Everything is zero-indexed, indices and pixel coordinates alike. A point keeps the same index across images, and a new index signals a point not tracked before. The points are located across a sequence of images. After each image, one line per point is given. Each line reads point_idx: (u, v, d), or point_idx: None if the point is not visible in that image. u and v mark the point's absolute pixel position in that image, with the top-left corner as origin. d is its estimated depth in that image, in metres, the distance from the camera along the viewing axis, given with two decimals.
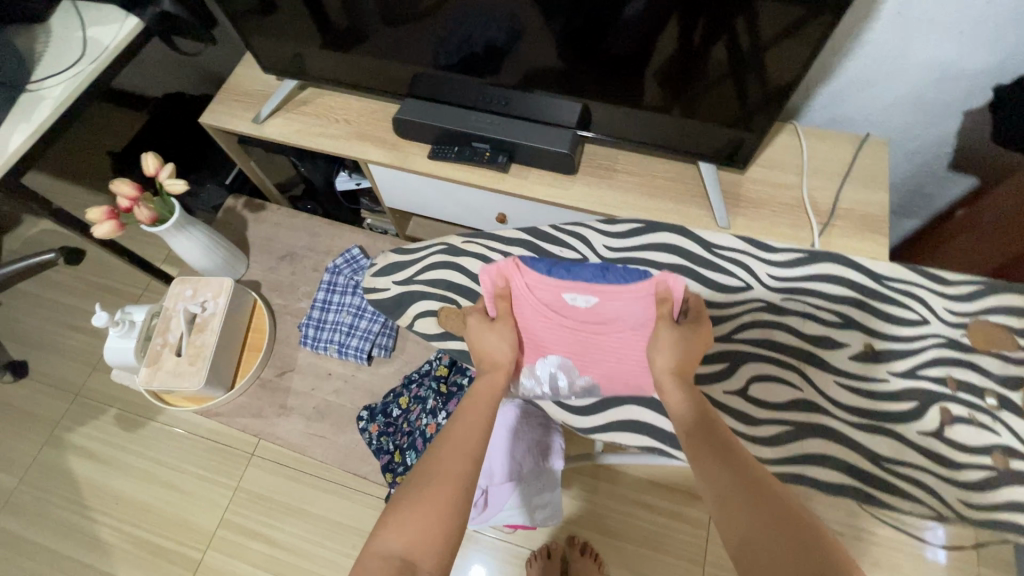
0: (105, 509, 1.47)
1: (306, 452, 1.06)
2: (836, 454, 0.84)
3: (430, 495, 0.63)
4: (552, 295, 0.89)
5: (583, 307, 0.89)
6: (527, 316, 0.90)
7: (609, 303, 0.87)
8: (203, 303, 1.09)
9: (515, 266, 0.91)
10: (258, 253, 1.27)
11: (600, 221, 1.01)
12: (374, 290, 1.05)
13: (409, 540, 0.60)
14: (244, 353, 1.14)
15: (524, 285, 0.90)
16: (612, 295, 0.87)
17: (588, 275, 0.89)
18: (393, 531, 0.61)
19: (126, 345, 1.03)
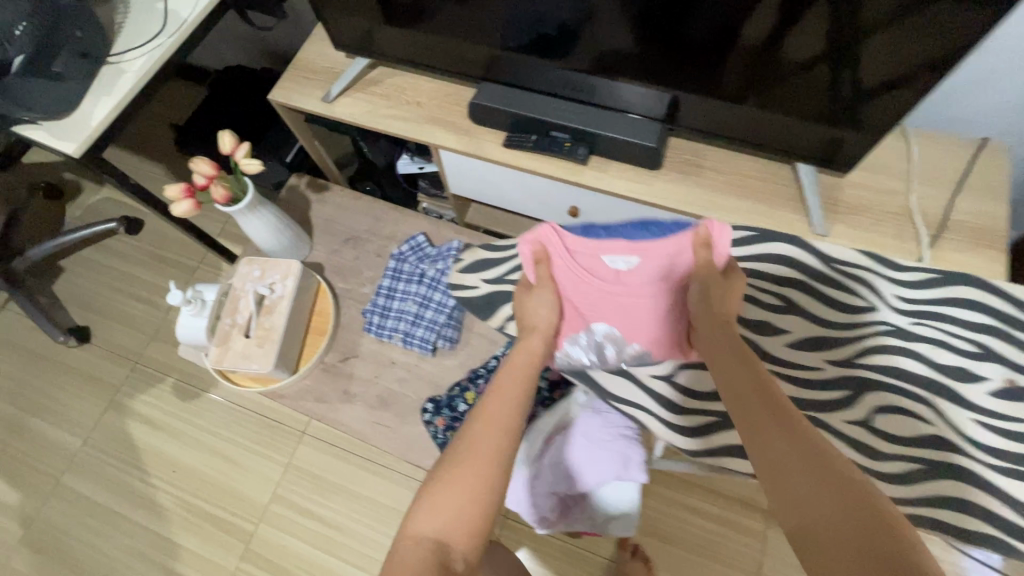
0: (163, 475, 1.51)
1: (369, 440, 1.06)
2: (966, 496, 0.80)
3: (462, 471, 0.64)
4: (595, 256, 0.92)
5: (627, 265, 0.91)
6: (566, 282, 0.94)
7: (652, 258, 0.89)
8: (272, 284, 1.08)
9: (553, 231, 0.93)
10: (322, 234, 1.26)
11: (705, 226, 0.98)
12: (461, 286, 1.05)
13: (444, 520, 0.60)
14: (308, 336, 1.13)
15: (568, 247, 0.93)
16: (654, 249, 0.88)
17: (626, 231, 0.91)
18: (425, 509, 0.61)
19: (197, 323, 1.03)
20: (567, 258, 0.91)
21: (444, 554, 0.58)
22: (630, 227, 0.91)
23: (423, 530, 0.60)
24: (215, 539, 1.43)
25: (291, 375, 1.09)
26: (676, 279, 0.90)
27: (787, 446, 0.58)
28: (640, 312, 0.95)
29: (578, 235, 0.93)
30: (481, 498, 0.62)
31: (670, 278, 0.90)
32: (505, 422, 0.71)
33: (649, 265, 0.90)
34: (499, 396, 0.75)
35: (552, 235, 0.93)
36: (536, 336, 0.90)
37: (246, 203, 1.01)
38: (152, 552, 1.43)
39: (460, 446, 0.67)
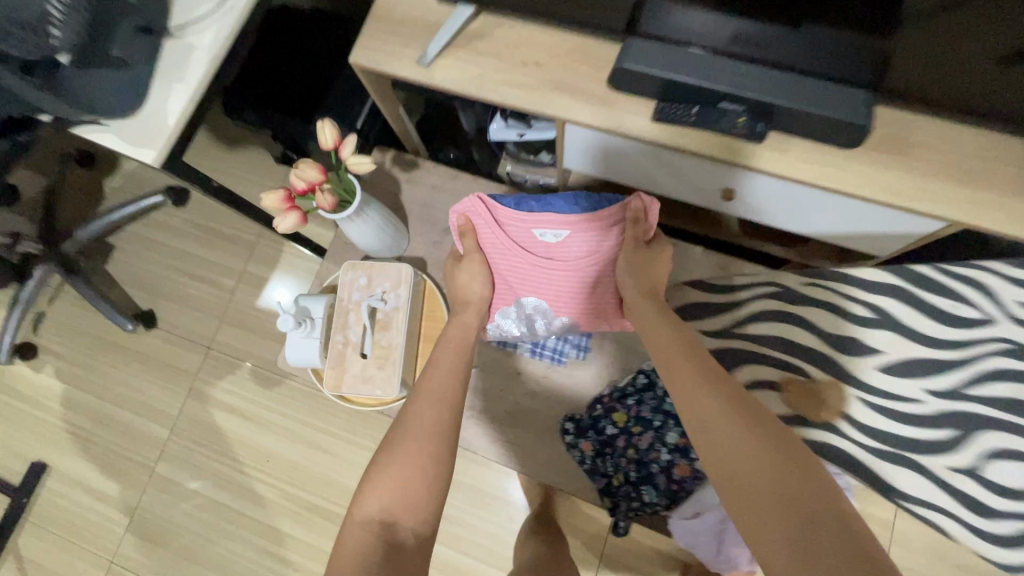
0: (258, 464, 1.49)
1: (501, 461, 0.98)
2: None
3: (402, 457, 0.79)
4: (528, 228, 0.98)
5: (557, 239, 0.98)
6: (499, 251, 1.00)
7: (582, 229, 0.97)
8: (382, 293, 0.94)
9: (481, 202, 0.98)
10: (421, 223, 1.10)
11: (1006, 267, 1.05)
12: None
13: (387, 499, 0.75)
14: (421, 345, 1.02)
15: (501, 223, 0.99)
16: (584, 223, 0.97)
17: (554, 206, 0.98)
18: (373, 492, 0.76)
19: (307, 344, 0.91)
20: (497, 228, 0.97)
21: (389, 524, 0.73)
22: (556, 201, 0.98)
23: (368, 512, 0.74)
24: (321, 528, 1.43)
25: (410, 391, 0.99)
26: (604, 254, 0.98)
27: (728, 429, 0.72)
28: (569, 281, 0.98)
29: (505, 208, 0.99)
30: (414, 480, 0.77)
31: (597, 252, 0.98)
32: (431, 413, 0.85)
33: (579, 237, 0.98)
34: (426, 387, 0.88)
35: (480, 214, 0.99)
36: (472, 309, 0.96)
37: (353, 207, 0.84)
38: (260, 539, 1.44)
39: (398, 437, 0.82)
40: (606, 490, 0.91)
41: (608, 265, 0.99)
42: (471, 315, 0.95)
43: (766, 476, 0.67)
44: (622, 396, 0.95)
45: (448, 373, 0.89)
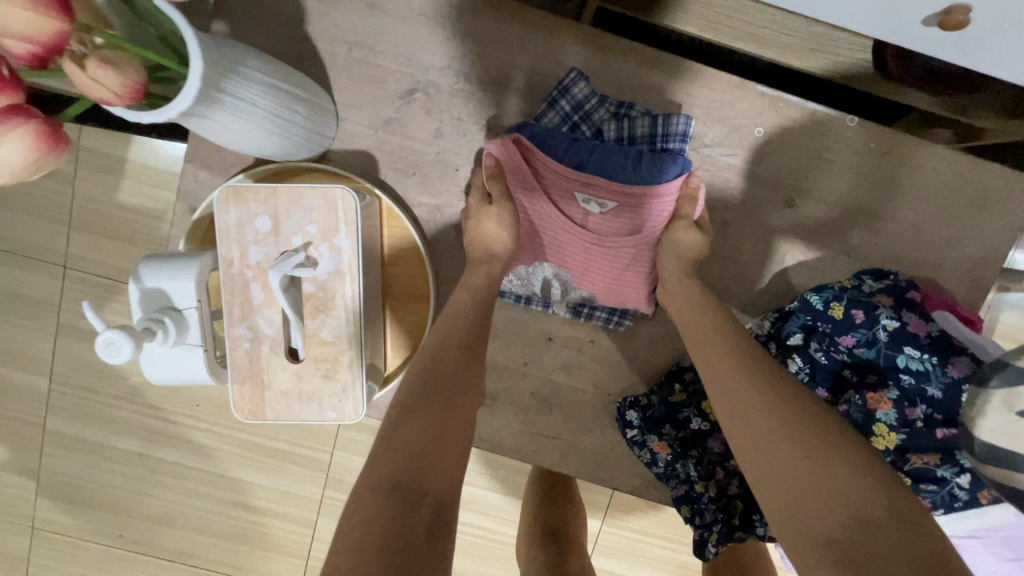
0: (186, 409, 1.13)
1: (531, 458, 0.68)
2: None
3: (429, 407, 0.47)
4: (564, 187, 0.56)
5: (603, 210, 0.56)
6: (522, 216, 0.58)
7: (639, 202, 0.55)
8: (305, 247, 0.51)
9: (522, 147, 0.56)
10: (359, 86, 0.59)
11: None
12: None
13: (417, 458, 0.43)
14: (390, 307, 0.63)
15: (536, 169, 0.56)
16: (649, 196, 0.55)
17: (611, 164, 0.55)
18: (397, 448, 0.43)
19: (183, 358, 0.50)
20: (524, 178, 0.56)
21: (420, 500, 0.41)
22: (616, 154, 0.55)
23: (381, 476, 0.42)
24: (287, 471, 1.17)
25: (382, 386, 0.62)
26: (655, 237, 0.57)
27: (750, 404, 0.42)
28: (600, 267, 0.57)
29: (557, 151, 0.56)
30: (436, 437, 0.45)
31: (649, 242, 0.57)
32: (464, 346, 0.52)
33: (630, 213, 0.55)
34: (453, 317, 0.53)
35: (510, 157, 0.56)
36: (492, 271, 0.56)
37: (182, 100, 0.36)
38: (216, 490, 1.15)
39: (421, 383, 0.48)
40: (684, 499, 0.61)
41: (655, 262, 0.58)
42: (480, 275, 0.56)
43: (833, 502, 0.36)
44: None
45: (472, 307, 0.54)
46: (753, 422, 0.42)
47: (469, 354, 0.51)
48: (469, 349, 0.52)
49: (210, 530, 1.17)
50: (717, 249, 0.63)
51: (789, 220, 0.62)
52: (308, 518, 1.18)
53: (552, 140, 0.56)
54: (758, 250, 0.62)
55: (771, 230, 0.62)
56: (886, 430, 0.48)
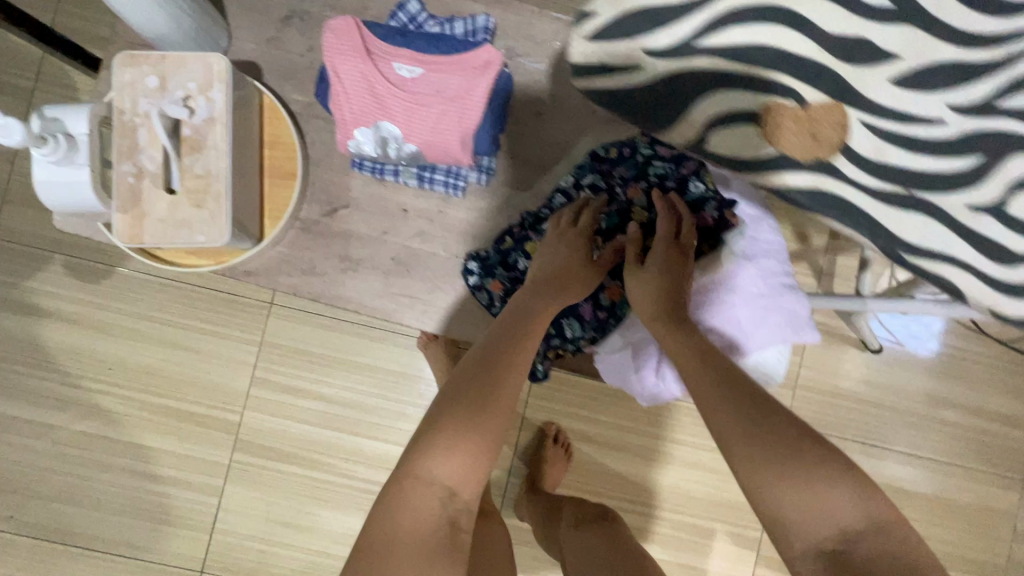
0: (89, 374, 1.04)
1: (392, 317, 0.78)
2: None
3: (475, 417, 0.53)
4: (387, 61, 0.67)
5: (416, 76, 0.67)
6: (349, 86, 0.68)
7: (444, 69, 0.67)
8: (184, 98, 0.64)
9: (354, 27, 0.66)
10: (248, 14, 0.77)
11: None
12: (640, 77, 0.39)
13: (458, 468, 0.50)
14: (266, 181, 0.75)
15: (367, 48, 0.67)
16: (454, 62, 0.67)
17: (425, 42, 0.69)
18: (442, 455, 0.50)
19: (73, 176, 0.61)
20: (355, 59, 0.66)
21: (456, 505, 0.51)
22: (430, 37, 0.69)
23: (438, 476, 0.50)
24: (191, 436, 1.05)
25: (258, 244, 0.74)
26: (466, 96, 0.68)
27: (738, 413, 0.49)
28: (419, 120, 0.68)
29: (379, 34, 0.68)
30: (480, 460, 0.51)
31: (465, 97, 0.68)
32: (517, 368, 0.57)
33: (439, 77, 0.67)
34: (509, 334, 0.59)
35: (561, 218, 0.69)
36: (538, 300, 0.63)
37: None
38: (114, 459, 1.04)
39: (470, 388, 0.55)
40: None
41: (471, 116, 0.68)
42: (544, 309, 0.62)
43: (802, 503, 0.44)
44: (536, 223, 0.74)
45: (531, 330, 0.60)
46: (741, 434, 0.48)
47: (520, 379, 0.56)
48: (520, 368, 0.57)
49: (104, 505, 1.04)
50: (532, 133, 0.78)
51: (589, 109, 0.78)
52: (212, 484, 1.04)
53: (381, 29, 0.69)
54: (567, 134, 0.78)
55: (574, 105, 0.78)
56: (639, 211, 0.67)
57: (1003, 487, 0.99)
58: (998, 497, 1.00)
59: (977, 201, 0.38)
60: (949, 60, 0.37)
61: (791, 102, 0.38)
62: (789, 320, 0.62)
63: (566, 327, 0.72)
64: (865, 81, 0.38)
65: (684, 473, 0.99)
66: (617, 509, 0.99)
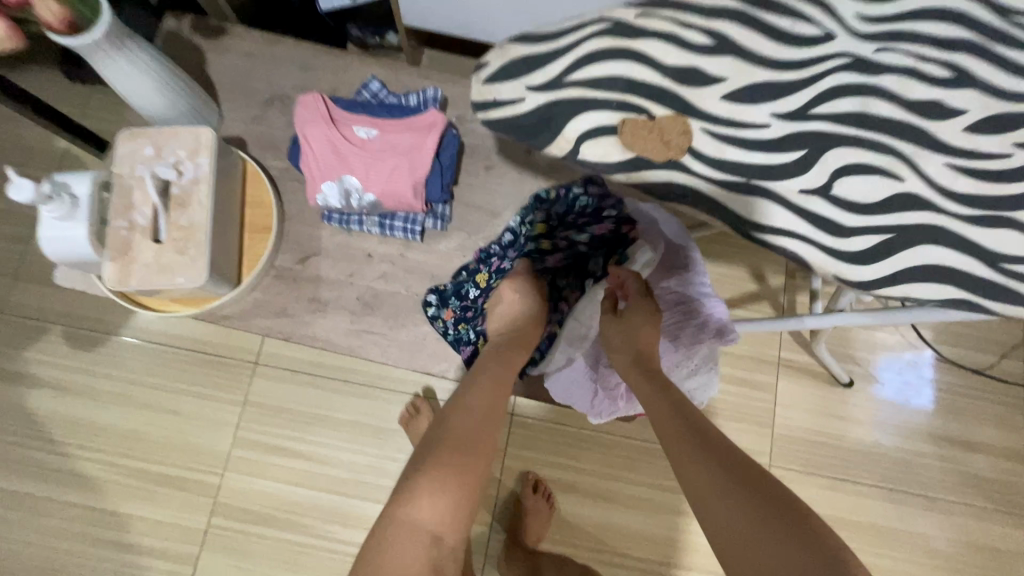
0: (68, 443, 1.07)
1: (359, 353, 0.84)
2: None
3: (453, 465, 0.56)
4: (348, 126, 0.80)
5: (373, 137, 0.80)
6: (317, 148, 0.80)
7: (397, 130, 0.80)
8: (175, 163, 0.76)
9: (320, 101, 0.80)
10: (237, 101, 0.92)
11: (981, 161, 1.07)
12: (521, 105, 0.49)
13: (440, 512, 0.53)
14: (245, 235, 0.84)
15: (332, 117, 0.80)
16: (405, 125, 0.81)
17: (381, 112, 0.83)
18: (426, 498, 0.53)
19: (73, 229, 0.70)
20: (322, 125, 0.79)
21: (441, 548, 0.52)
22: (385, 108, 0.83)
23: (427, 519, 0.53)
24: (167, 501, 1.04)
25: (235, 289, 0.82)
26: (416, 151, 0.80)
27: (714, 476, 0.50)
28: (377, 172, 0.79)
29: (342, 107, 0.82)
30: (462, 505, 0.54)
31: (414, 151, 0.80)
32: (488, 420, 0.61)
33: (392, 137, 0.80)
34: (482, 390, 0.64)
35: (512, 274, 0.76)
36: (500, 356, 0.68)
37: (94, 31, 0.65)
38: (90, 527, 1.04)
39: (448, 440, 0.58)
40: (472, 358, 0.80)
41: (421, 167, 0.80)
42: (518, 356, 0.69)
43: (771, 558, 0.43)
44: (488, 258, 0.83)
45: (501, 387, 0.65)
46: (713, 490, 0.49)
47: (494, 429, 0.61)
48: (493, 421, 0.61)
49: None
50: (480, 183, 0.88)
51: (530, 161, 0.89)
52: (186, 551, 1.02)
53: (345, 103, 0.83)
54: (512, 183, 0.88)
55: (516, 157, 0.89)
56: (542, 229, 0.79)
57: (988, 511, 0.97)
58: (987, 525, 0.97)
59: (838, 199, 0.45)
60: (766, 80, 0.47)
61: (641, 115, 0.47)
62: (699, 325, 0.70)
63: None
64: (701, 97, 0.47)
65: (659, 513, 0.98)
66: (595, 555, 0.97)
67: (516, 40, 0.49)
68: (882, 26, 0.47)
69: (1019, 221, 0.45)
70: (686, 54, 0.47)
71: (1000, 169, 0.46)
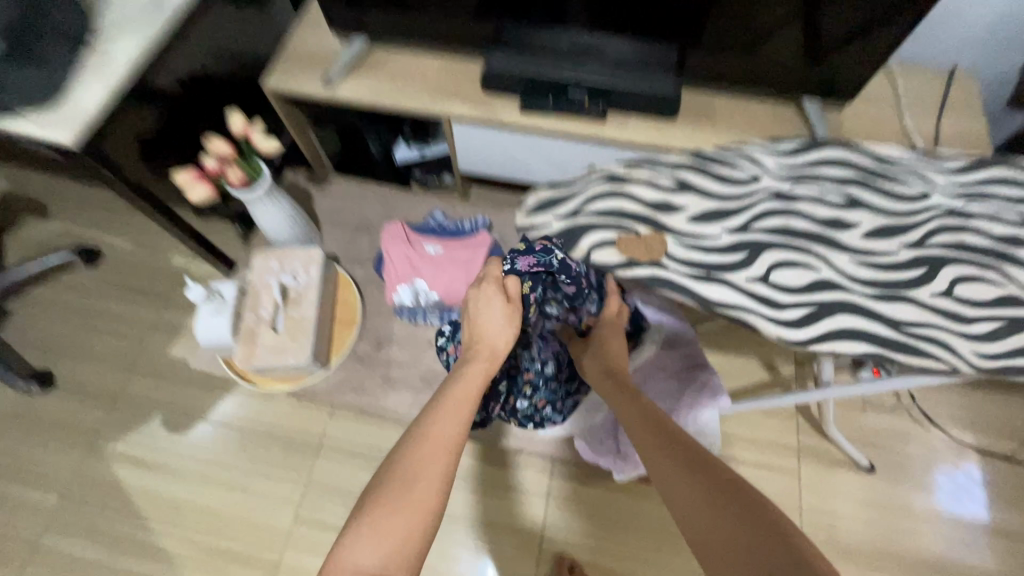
0: (166, 519, 1.35)
1: None
2: None
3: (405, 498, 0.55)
4: (420, 244, 1.07)
5: (438, 252, 1.06)
6: (397, 260, 1.05)
7: (457, 247, 1.06)
8: (292, 272, 1.02)
9: (399, 227, 1.08)
10: (335, 229, 1.22)
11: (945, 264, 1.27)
12: (549, 227, 0.72)
13: (385, 548, 0.52)
14: (335, 327, 1.07)
15: (408, 238, 1.07)
16: (463, 243, 1.07)
17: (444, 235, 1.10)
18: (370, 535, 0.53)
19: (219, 321, 0.95)
20: (400, 244, 1.06)
21: None
22: (447, 232, 1.11)
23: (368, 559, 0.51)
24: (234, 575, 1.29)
25: (325, 369, 1.03)
26: (471, 261, 1.05)
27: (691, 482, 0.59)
28: (442, 278, 1.03)
29: (416, 232, 1.09)
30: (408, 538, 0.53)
31: (469, 262, 1.05)
32: (445, 446, 0.61)
33: (454, 252, 1.06)
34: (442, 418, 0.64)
35: (487, 280, 0.80)
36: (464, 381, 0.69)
37: (259, 186, 0.96)
38: None
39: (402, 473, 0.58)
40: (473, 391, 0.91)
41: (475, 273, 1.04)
42: (477, 371, 0.72)
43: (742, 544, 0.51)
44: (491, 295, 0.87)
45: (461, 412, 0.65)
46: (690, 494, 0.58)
47: (448, 453, 0.61)
48: (448, 445, 0.61)
49: None
50: None
51: None
52: None
53: (418, 230, 1.11)
54: None
55: None
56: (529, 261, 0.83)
57: None
58: None
59: (775, 285, 0.65)
60: (716, 208, 0.70)
61: (631, 233, 0.69)
62: (698, 388, 0.88)
63: (528, 389, 0.93)
64: (673, 220, 0.70)
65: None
66: None
67: (548, 190, 0.75)
68: (791, 175, 0.71)
69: (909, 297, 0.63)
70: (660, 195, 0.71)
71: (891, 262, 0.65)
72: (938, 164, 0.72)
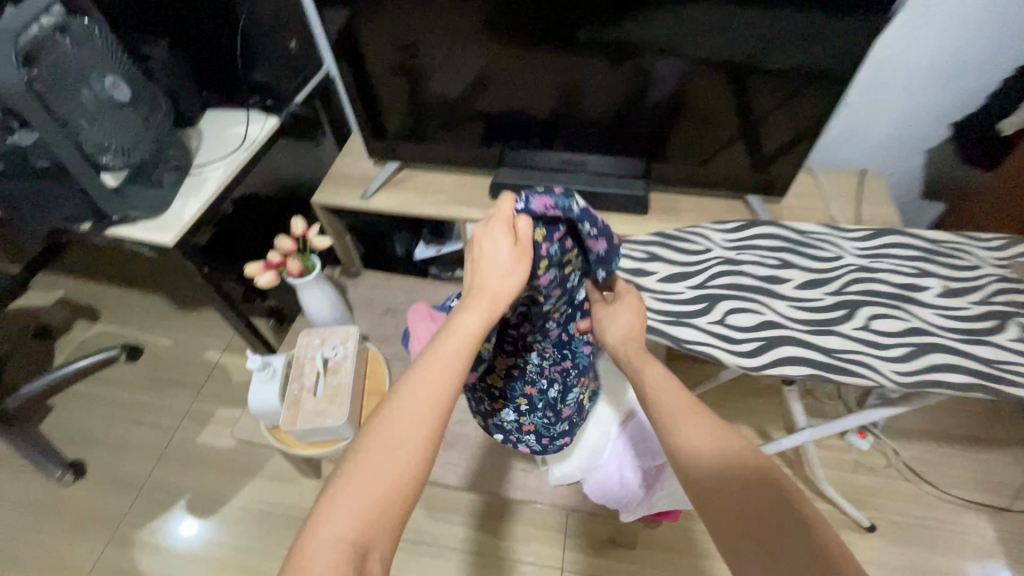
0: None
1: (441, 479, 1.10)
2: None
3: (384, 465, 0.52)
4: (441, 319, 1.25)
5: None
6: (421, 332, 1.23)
7: None
8: (332, 347, 1.19)
9: (422, 307, 1.28)
10: (365, 313, 1.41)
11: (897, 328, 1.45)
12: None
13: (360, 518, 0.50)
14: (366, 397, 1.21)
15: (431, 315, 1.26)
16: None
17: None
18: (345, 506, 0.50)
19: (269, 388, 1.11)
20: (425, 318, 1.25)
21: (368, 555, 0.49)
22: None
23: (343, 532, 0.49)
24: None
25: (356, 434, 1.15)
26: None
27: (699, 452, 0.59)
28: None
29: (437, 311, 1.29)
30: (387, 504, 0.51)
31: None
32: (429, 404, 0.55)
33: None
34: (427, 373, 0.57)
35: (495, 216, 0.65)
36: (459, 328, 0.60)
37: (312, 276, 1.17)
38: None
39: (381, 438, 0.54)
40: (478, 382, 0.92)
41: None
42: (477, 315, 0.61)
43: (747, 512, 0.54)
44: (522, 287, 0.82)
45: (451, 366, 0.58)
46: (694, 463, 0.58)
47: (432, 414, 0.55)
48: (432, 404, 0.55)
49: None
50: None
51: None
52: None
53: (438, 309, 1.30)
54: None
55: None
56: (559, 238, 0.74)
57: None
58: None
59: (731, 325, 0.83)
60: (678, 272, 0.90)
61: None
62: None
63: (523, 404, 0.92)
64: (645, 281, 0.90)
65: None
66: None
67: None
68: (733, 246, 0.93)
69: (835, 331, 0.81)
70: (634, 264, 0.92)
71: (818, 306, 0.84)
72: (845, 235, 0.94)
